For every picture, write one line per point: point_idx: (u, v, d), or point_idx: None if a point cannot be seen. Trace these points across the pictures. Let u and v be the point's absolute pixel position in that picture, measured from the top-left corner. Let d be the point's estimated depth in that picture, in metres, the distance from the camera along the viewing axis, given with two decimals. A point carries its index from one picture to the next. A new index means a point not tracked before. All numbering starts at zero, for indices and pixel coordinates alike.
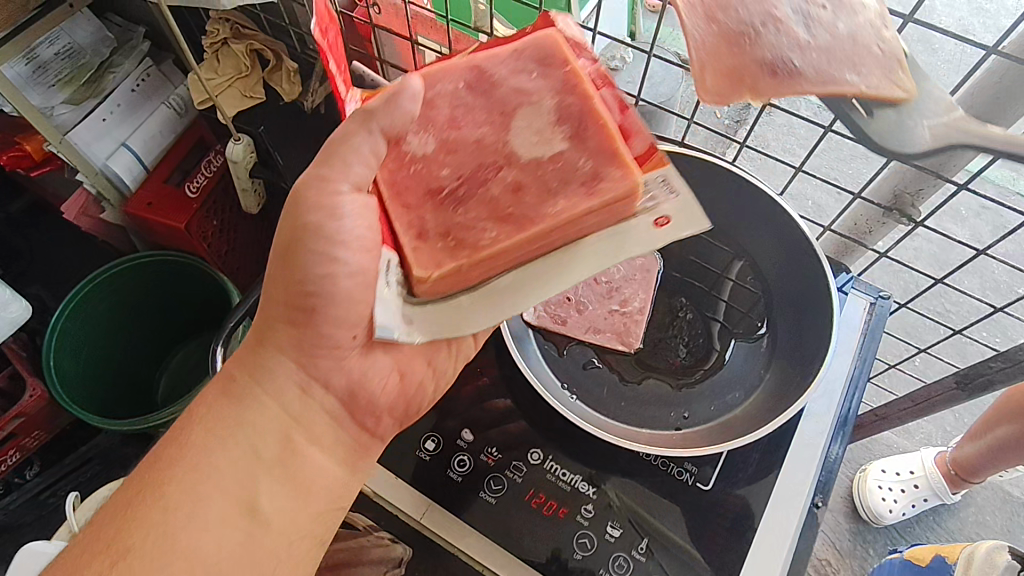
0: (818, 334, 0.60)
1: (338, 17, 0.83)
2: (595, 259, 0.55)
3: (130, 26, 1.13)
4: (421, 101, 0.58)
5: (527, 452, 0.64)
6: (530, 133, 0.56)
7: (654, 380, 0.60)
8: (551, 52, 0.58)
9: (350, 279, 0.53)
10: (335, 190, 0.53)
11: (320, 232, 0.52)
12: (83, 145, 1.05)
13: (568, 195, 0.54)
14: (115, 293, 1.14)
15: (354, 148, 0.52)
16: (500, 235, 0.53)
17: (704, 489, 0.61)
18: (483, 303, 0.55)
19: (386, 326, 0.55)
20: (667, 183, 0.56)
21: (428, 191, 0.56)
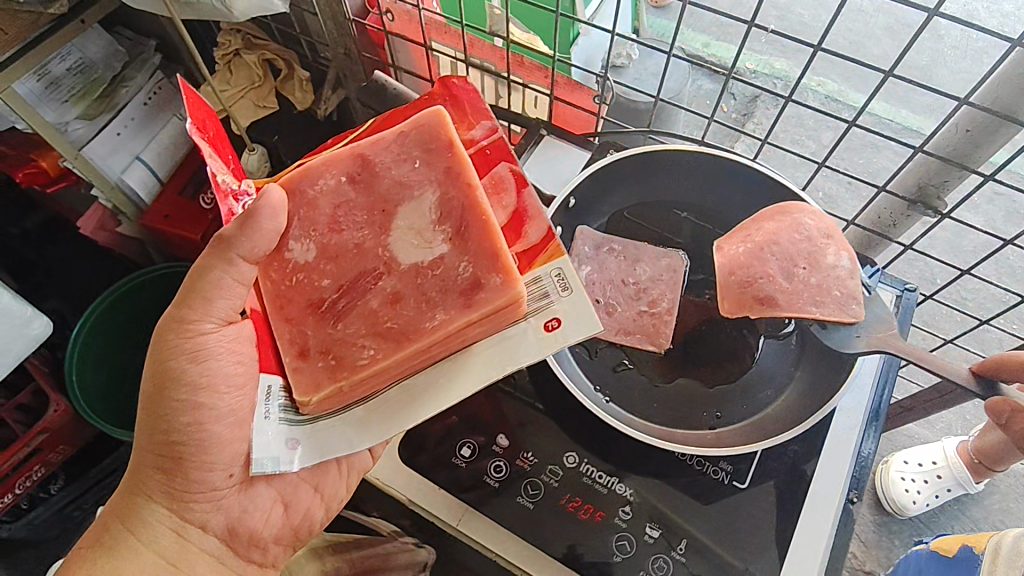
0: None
1: (348, 24, 0.83)
2: (483, 370, 0.57)
3: (140, 38, 1.14)
4: (304, 201, 0.57)
5: (562, 455, 0.62)
6: (410, 237, 0.56)
7: (685, 380, 0.60)
8: (434, 135, 0.58)
9: (218, 424, 0.54)
10: (198, 331, 0.54)
11: (181, 380, 0.54)
12: (98, 159, 1.06)
13: (446, 307, 0.54)
14: (129, 308, 1.14)
15: (215, 284, 0.53)
16: (379, 354, 0.54)
17: (740, 487, 0.60)
18: (376, 415, 0.57)
19: (270, 456, 0.55)
20: (563, 279, 0.59)
21: (311, 304, 0.56)
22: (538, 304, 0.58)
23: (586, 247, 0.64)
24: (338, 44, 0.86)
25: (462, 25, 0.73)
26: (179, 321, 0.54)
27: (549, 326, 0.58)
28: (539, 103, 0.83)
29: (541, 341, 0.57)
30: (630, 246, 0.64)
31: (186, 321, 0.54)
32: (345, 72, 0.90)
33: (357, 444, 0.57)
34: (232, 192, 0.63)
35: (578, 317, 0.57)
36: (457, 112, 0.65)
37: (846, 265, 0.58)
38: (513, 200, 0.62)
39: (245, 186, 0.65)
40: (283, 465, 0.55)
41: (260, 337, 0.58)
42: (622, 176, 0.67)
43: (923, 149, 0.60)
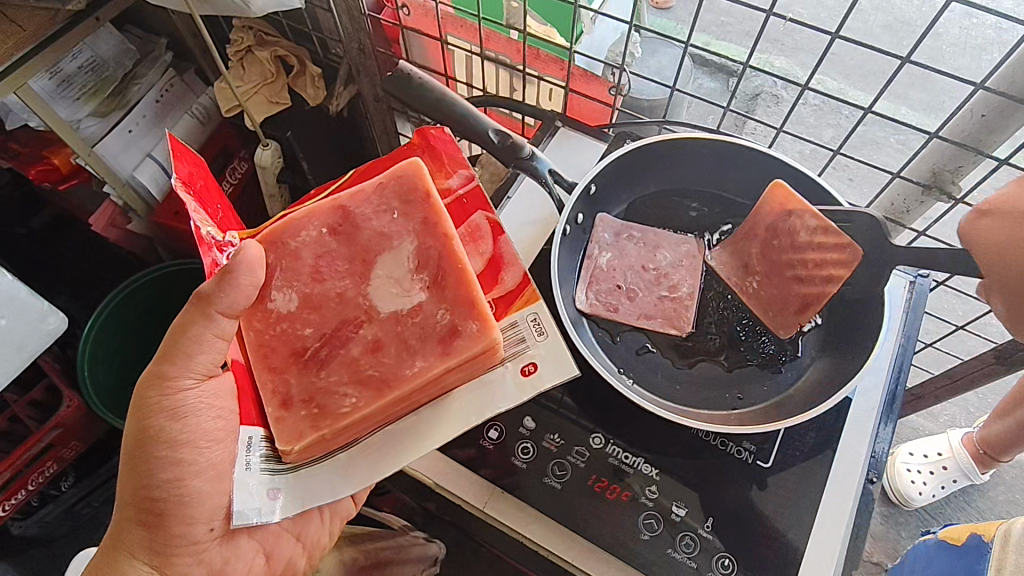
0: (869, 325, 0.61)
1: (363, 18, 0.83)
2: (463, 413, 0.58)
3: (151, 37, 1.14)
4: (286, 252, 0.59)
5: (587, 436, 0.62)
6: (390, 286, 0.58)
7: (705, 363, 0.61)
8: (413, 187, 0.60)
9: (199, 479, 0.55)
10: (179, 388, 0.55)
11: (159, 437, 0.55)
12: (111, 155, 1.06)
13: (425, 354, 0.56)
14: (129, 309, 1.14)
15: (195, 339, 0.55)
16: (360, 402, 0.55)
17: (764, 466, 0.61)
18: (357, 461, 0.58)
19: (252, 507, 0.55)
20: (539, 323, 0.62)
21: (293, 353, 0.57)
22: (514, 349, 0.61)
23: (606, 235, 0.64)
24: (353, 40, 0.86)
25: (480, 16, 0.73)
26: (160, 377, 0.56)
27: (525, 369, 0.60)
28: (553, 95, 0.85)
29: (517, 385, 0.59)
30: (649, 234, 0.65)
31: (164, 377, 0.55)
32: (359, 67, 0.91)
33: (339, 491, 0.57)
34: (217, 244, 0.63)
35: (553, 360, 0.60)
36: (434, 161, 0.68)
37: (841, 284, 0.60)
38: (490, 247, 0.65)
39: (230, 237, 0.65)
40: (264, 515, 0.55)
41: (240, 386, 0.59)
42: (638, 164, 0.67)
43: (937, 135, 0.61)
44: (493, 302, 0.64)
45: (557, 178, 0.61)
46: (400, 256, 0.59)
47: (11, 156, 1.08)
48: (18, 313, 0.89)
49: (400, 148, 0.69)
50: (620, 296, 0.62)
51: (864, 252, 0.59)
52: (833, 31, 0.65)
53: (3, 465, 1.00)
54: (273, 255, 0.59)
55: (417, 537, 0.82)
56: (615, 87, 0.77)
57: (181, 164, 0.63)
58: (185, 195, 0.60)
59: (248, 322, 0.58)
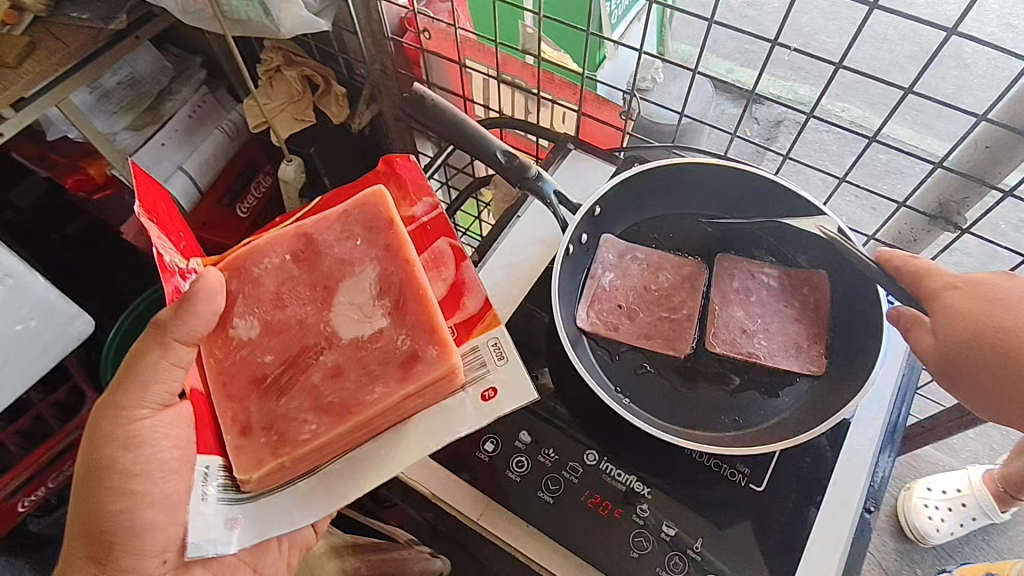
0: (870, 340, 0.60)
1: (386, 41, 0.88)
2: (424, 439, 0.60)
3: (187, 56, 1.20)
4: (249, 279, 0.63)
5: (582, 452, 0.63)
6: (352, 311, 0.61)
7: (705, 385, 0.60)
8: (376, 215, 0.64)
9: (152, 509, 0.55)
10: (134, 417, 0.56)
11: (112, 468, 0.55)
12: (143, 168, 1.12)
13: (386, 381, 0.59)
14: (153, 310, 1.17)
15: (148, 368, 0.56)
16: (319, 428, 0.58)
17: (758, 489, 0.61)
18: (316, 492, 0.60)
19: (207, 540, 0.56)
20: (498, 348, 0.64)
21: (253, 380, 0.60)
22: (473, 376, 0.63)
23: (610, 255, 0.65)
24: (375, 61, 0.92)
25: (495, 42, 0.76)
26: (114, 407, 0.56)
27: (486, 396, 0.61)
28: (566, 118, 0.86)
29: (478, 411, 0.60)
30: (652, 256, 0.65)
31: (119, 406, 0.56)
32: (381, 87, 0.97)
33: (299, 520, 0.59)
34: (180, 271, 0.65)
35: (510, 388, 0.61)
36: (400, 190, 0.73)
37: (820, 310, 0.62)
38: (451, 273, 0.68)
39: (193, 264, 0.67)
40: (220, 547, 0.56)
41: (199, 415, 0.61)
42: (638, 188, 0.68)
43: (942, 165, 0.59)
44: (456, 328, 0.66)
45: (562, 200, 0.61)
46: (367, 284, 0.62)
47: (49, 166, 1.15)
48: (48, 314, 0.93)
49: (365, 176, 0.73)
50: (619, 316, 0.63)
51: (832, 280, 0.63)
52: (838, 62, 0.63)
53: (23, 463, 1.05)
54: (236, 282, 0.62)
55: (423, 552, 0.78)
56: (627, 112, 0.77)
57: (148, 191, 0.65)
58: (150, 223, 0.62)
59: (210, 348, 0.61)
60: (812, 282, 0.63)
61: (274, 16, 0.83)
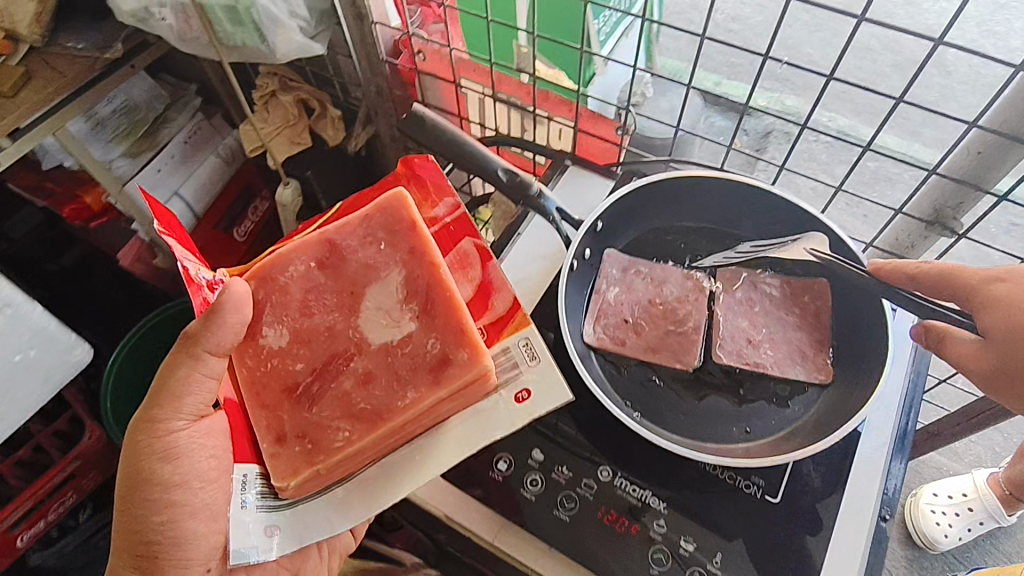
0: (871, 350, 0.60)
1: (381, 66, 0.89)
2: (461, 440, 0.61)
3: (182, 84, 1.20)
4: (275, 287, 0.62)
5: (596, 469, 0.62)
6: (380, 317, 0.61)
7: (714, 397, 0.60)
8: (398, 217, 0.63)
9: (193, 521, 0.57)
10: (169, 429, 0.58)
11: (152, 479, 0.57)
12: (138, 195, 1.12)
13: (416, 386, 0.58)
14: (161, 336, 1.18)
15: (184, 382, 0.57)
16: (353, 435, 0.57)
17: (774, 501, 0.60)
18: (349, 500, 0.61)
19: (249, 547, 0.58)
20: (530, 348, 0.65)
21: (285, 389, 0.60)
22: (506, 379, 0.64)
23: (613, 270, 0.65)
24: (371, 84, 0.93)
25: (491, 61, 0.77)
26: (150, 420, 0.58)
27: (520, 396, 0.63)
28: (562, 136, 0.86)
29: (512, 412, 0.62)
30: (656, 270, 0.65)
31: (155, 421, 0.58)
32: (376, 108, 0.97)
33: (335, 527, 0.60)
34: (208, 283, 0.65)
35: (543, 389, 0.63)
36: (422, 192, 0.72)
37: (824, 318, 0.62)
38: (479, 273, 0.69)
39: (218, 273, 0.67)
40: (262, 553, 0.58)
41: (233, 425, 0.62)
42: (637, 203, 0.68)
43: (936, 171, 0.60)
44: (486, 328, 0.67)
45: (563, 216, 0.62)
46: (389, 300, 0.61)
47: (46, 195, 1.14)
48: (47, 344, 0.92)
49: (387, 177, 0.73)
50: (619, 333, 0.62)
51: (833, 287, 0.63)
52: (831, 74, 0.67)
53: (25, 494, 1.02)
54: (263, 291, 0.62)
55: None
56: (623, 127, 0.78)
57: (163, 215, 0.64)
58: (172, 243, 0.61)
59: (241, 359, 0.61)
60: (813, 287, 0.63)
61: (270, 42, 0.83)
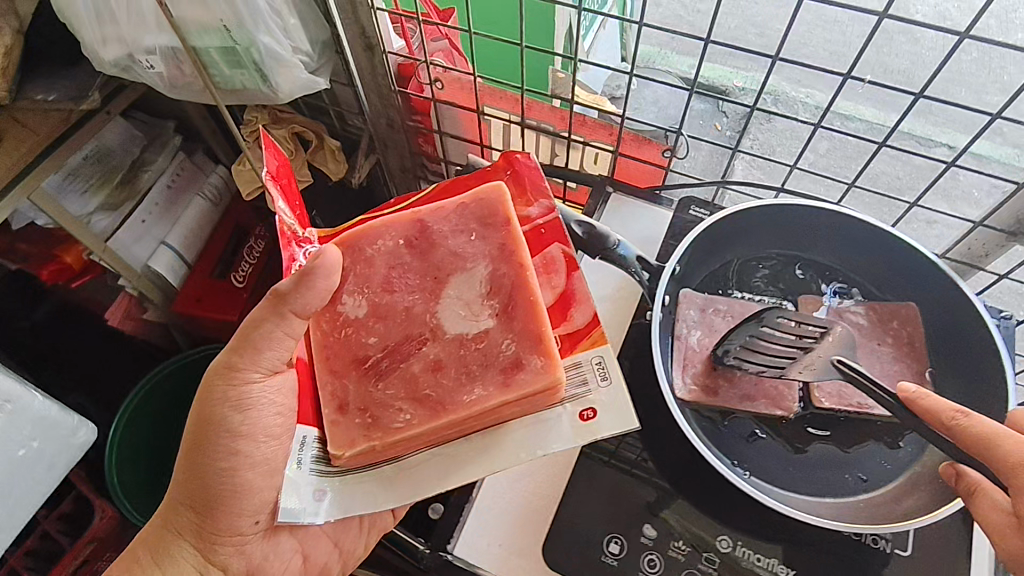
0: (983, 368, 0.59)
1: (393, 95, 0.83)
2: (519, 448, 0.60)
3: (157, 121, 1.10)
4: (361, 258, 0.62)
5: (715, 539, 0.59)
6: (460, 307, 0.60)
7: (820, 445, 0.59)
8: (493, 210, 0.63)
9: (253, 472, 0.58)
10: (245, 380, 0.57)
11: (223, 426, 0.57)
12: (125, 249, 1.02)
13: (486, 383, 0.58)
14: (163, 396, 1.10)
15: (266, 335, 0.56)
16: (414, 418, 0.57)
17: (906, 556, 0.58)
18: (404, 478, 0.59)
19: (299, 507, 0.57)
20: (603, 369, 0.62)
21: (354, 360, 0.59)
22: (575, 393, 0.61)
23: (691, 312, 0.62)
24: (382, 116, 0.88)
25: (525, 90, 0.72)
26: (229, 368, 0.57)
27: (584, 414, 0.61)
28: (599, 159, 0.81)
29: (575, 429, 0.60)
30: (735, 306, 0.63)
31: (232, 368, 0.57)
32: (387, 138, 0.93)
33: (382, 503, 0.59)
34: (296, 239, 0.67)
35: (614, 411, 0.60)
36: (518, 188, 0.69)
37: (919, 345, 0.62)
38: (563, 281, 0.65)
39: (309, 234, 0.69)
40: (307, 515, 0.58)
41: (302, 384, 0.61)
42: (717, 240, 0.66)
43: None
44: (561, 339, 0.64)
45: (642, 265, 0.62)
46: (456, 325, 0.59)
47: (20, 259, 1.04)
48: (49, 432, 0.84)
49: (486, 169, 0.71)
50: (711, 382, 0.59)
51: (926, 309, 0.63)
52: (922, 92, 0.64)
53: None
54: (350, 259, 0.62)
55: None
56: (671, 149, 0.75)
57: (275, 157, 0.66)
58: (275, 191, 0.63)
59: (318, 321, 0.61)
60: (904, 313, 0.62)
61: (271, 81, 0.76)
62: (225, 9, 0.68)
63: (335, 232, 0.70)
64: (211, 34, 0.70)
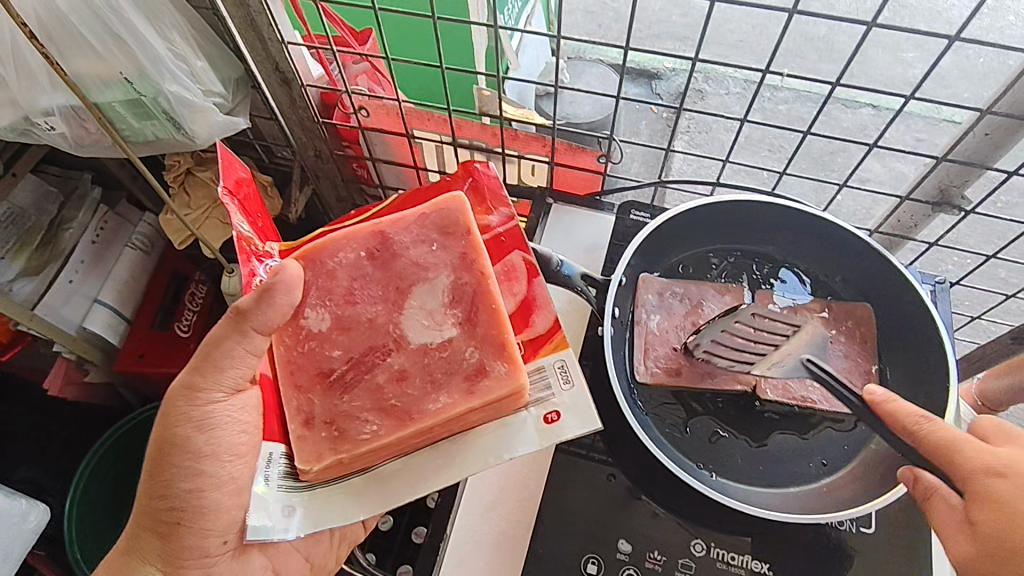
0: (919, 330, 0.63)
1: (319, 129, 0.81)
2: (485, 453, 0.57)
3: (73, 172, 1.04)
4: (323, 272, 0.60)
5: (688, 543, 0.60)
6: (422, 316, 0.58)
7: (781, 434, 0.61)
8: (454, 220, 0.61)
9: (218, 492, 0.55)
10: (207, 400, 0.55)
11: (185, 448, 0.55)
12: (54, 313, 0.96)
13: (450, 391, 0.56)
14: (119, 461, 1.04)
15: (227, 354, 0.54)
16: (380, 430, 0.55)
17: (869, 532, 0.61)
18: (371, 490, 0.57)
19: (265, 524, 0.54)
20: (566, 372, 0.60)
21: (318, 373, 0.57)
22: (539, 397, 0.59)
23: (651, 296, 0.65)
24: (309, 149, 0.85)
25: (451, 112, 0.71)
26: (188, 389, 0.55)
27: (549, 417, 0.59)
28: (535, 172, 0.81)
29: (540, 433, 0.58)
30: (690, 288, 0.66)
31: (194, 389, 0.55)
32: (318, 172, 0.89)
33: (352, 515, 0.56)
34: (258, 253, 0.63)
35: (577, 411, 0.59)
36: (477, 196, 0.68)
37: (865, 319, 0.65)
38: (524, 288, 0.64)
39: (270, 247, 0.65)
40: (277, 532, 0.54)
41: (266, 400, 0.59)
42: (668, 238, 0.67)
43: (943, 158, 0.63)
44: (522, 344, 0.62)
45: (589, 281, 0.64)
46: (411, 334, 0.58)
47: None
48: None
49: (445, 178, 0.69)
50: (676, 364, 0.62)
51: (863, 286, 0.67)
52: (836, 80, 0.61)
53: None
54: (309, 274, 0.59)
55: None
56: (606, 155, 0.75)
57: (231, 171, 0.62)
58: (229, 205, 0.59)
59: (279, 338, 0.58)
60: (857, 311, 0.65)
61: (186, 129, 0.74)
62: (124, 62, 0.68)
63: (298, 242, 0.67)
64: (113, 88, 0.69)
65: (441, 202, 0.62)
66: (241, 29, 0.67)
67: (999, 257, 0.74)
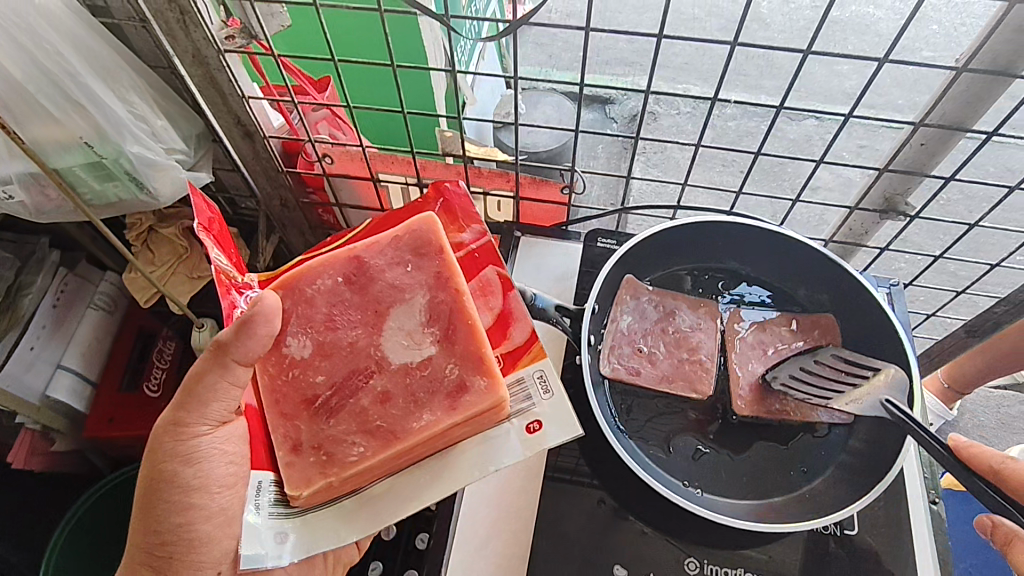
0: (883, 335, 0.66)
1: (281, 176, 0.81)
2: (471, 466, 0.58)
3: (28, 237, 0.99)
4: (302, 299, 0.59)
5: (682, 563, 0.61)
6: (401, 337, 0.58)
7: (761, 445, 0.63)
8: (426, 240, 0.62)
9: (207, 523, 0.54)
10: (192, 434, 0.54)
11: (176, 481, 0.54)
12: (16, 384, 0.92)
13: (432, 409, 0.56)
14: (88, 532, 1.00)
15: (211, 389, 0.53)
16: (368, 451, 0.55)
17: (853, 534, 0.62)
18: (364, 511, 0.56)
19: (260, 553, 0.53)
20: (545, 382, 0.61)
21: (303, 400, 0.57)
22: (521, 407, 0.60)
23: (632, 299, 0.68)
24: (274, 198, 0.85)
25: (413, 151, 0.71)
26: (176, 423, 0.54)
27: (531, 428, 0.60)
28: (501, 207, 0.84)
29: (524, 442, 0.58)
30: (666, 298, 0.68)
31: (182, 423, 0.54)
32: (284, 220, 0.90)
33: (345, 537, 0.55)
34: (236, 286, 0.62)
35: (557, 421, 0.60)
36: (449, 215, 0.69)
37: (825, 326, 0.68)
38: (499, 303, 0.65)
39: (248, 279, 0.65)
40: (270, 560, 0.53)
41: (252, 430, 0.58)
42: (641, 257, 0.70)
43: (886, 167, 0.67)
44: (502, 358, 0.63)
45: (563, 312, 0.66)
46: (391, 355, 0.58)
47: None
48: None
49: (412, 203, 0.70)
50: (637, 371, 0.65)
51: (827, 293, 0.70)
52: (778, 104, 0.68)
53: None
54: (290, 301, 0.59)
55: None
56: (569, 187, 0.77)
57: (201, 207, 0.62)
58: (207, 239, 0.59)
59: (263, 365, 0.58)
60: (818, 319, 0.68)
61: (149, 188, 0.74)
62: (84, 126, 0.68)
63: (276, 271, 0.67)
64: (72, 152, 0.69)
65: (413, 222, 0.63)
66: (202, 87, 0.68)
67: (946, 258, 0.77)
